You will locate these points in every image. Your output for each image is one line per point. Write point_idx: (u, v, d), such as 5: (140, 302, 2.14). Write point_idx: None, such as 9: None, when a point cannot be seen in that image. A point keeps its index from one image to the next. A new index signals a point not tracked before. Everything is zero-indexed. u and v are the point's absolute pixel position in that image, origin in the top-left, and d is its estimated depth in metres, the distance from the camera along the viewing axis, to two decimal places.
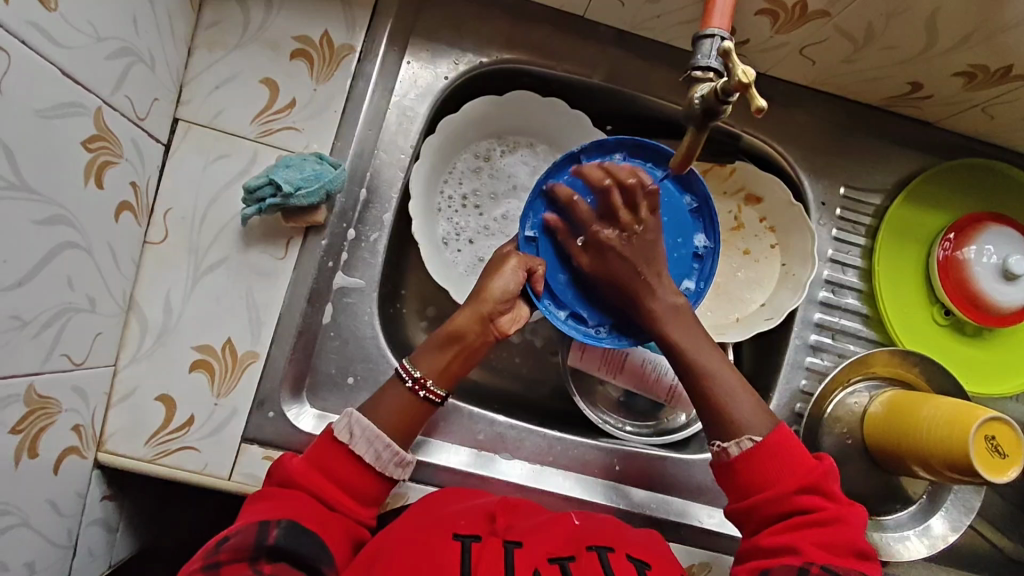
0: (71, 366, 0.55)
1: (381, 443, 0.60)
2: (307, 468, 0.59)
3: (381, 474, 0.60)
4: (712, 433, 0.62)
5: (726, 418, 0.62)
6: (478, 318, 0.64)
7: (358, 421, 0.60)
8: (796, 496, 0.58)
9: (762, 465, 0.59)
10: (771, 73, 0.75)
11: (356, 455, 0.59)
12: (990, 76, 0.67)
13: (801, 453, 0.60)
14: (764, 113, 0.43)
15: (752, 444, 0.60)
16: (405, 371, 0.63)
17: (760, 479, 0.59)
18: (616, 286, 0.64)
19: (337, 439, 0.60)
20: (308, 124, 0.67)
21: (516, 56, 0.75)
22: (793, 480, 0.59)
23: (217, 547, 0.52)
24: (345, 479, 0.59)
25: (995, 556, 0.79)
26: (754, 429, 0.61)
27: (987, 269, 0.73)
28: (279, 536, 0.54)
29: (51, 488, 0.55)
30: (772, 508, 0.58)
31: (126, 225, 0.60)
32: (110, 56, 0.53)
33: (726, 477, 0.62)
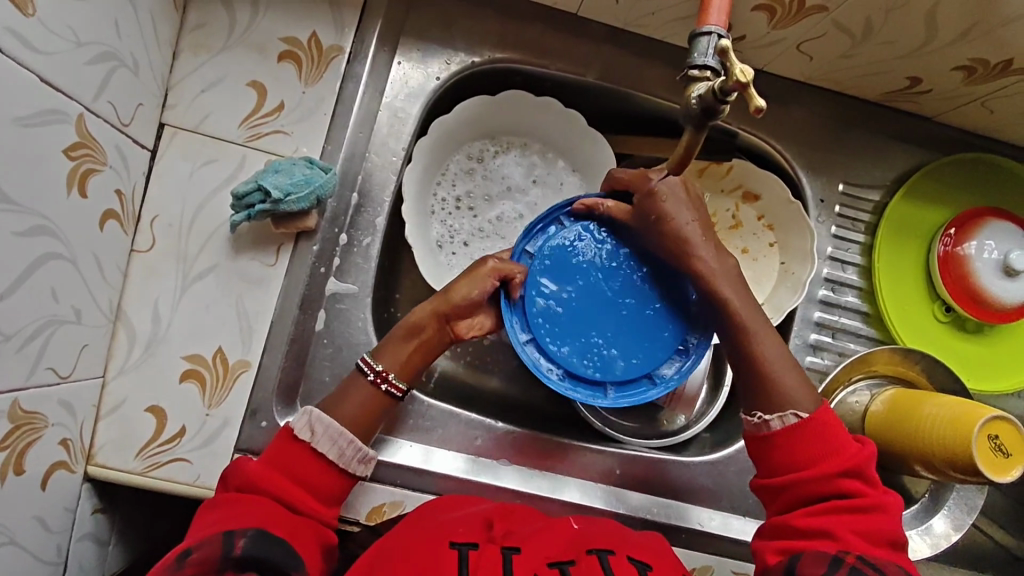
0: (57, 380, 0.54)
1: (344, 438, 0.58)
2: (266, 469, 0.56)
3: (344, 471, 0.58)
4: (755, 404, 0.60)
5: (776, 389, 0.59)
6: (433, 311, 0.63)
7: (319, 418, 0.58)
8: (838, 480, 0.55)
9: (805, 440, 0.57)
10: (768, 69, 0.74)
11: (318, 452, 0.57)
12: (990, 70, 0.66)
13: (845, 438, 0.57)
14: (763, 112, 0.42)
15: (797, 419, 0.57)
16: (366, 365, 0.62)
17: (800, 458, 0.57)
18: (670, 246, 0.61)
19: (297, 436, 0.57)
20: (297, 127, 0.66)
21: (509, 55, 0.73)
22: (838, 462, 0.56)
23: (182, 559, 0.47)
24: (309, 478, 0.57)
25: (998, 554, 0.79)
26: (799, 405, 0.58)
27: (988, 265, 0.72)
28: (246, 545, 0.49)
29: (39, 504, 0.53)
30: (808, 490, 0.56)
31: (111, 234, 0.58)
32: (91, 61, 0.52)
33: (761, 452, 0.59)
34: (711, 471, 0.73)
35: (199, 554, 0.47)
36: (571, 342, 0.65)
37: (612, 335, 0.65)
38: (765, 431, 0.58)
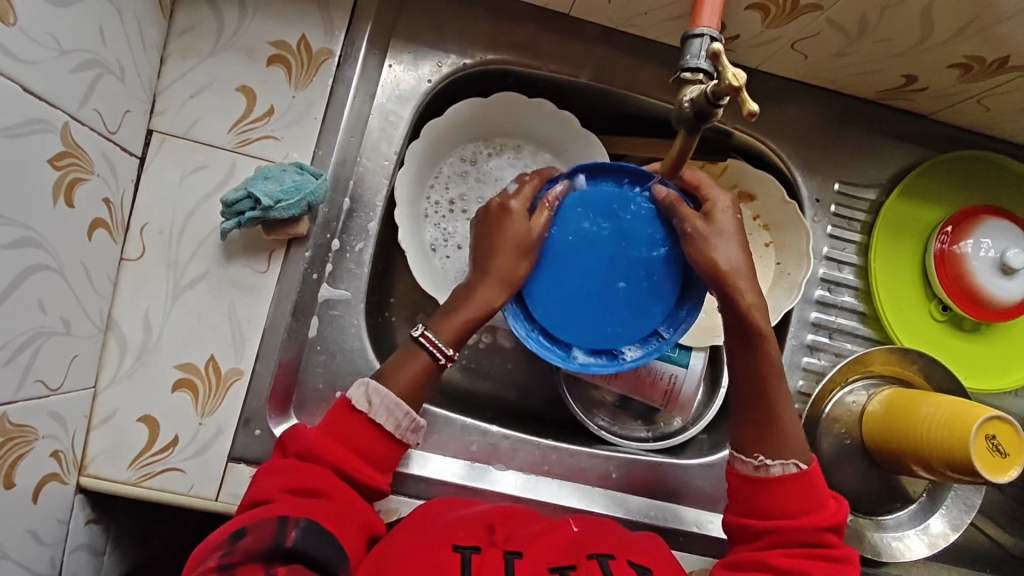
0: (47, 392, 0.53)
1: (400, 410, 0.58)
2: (326, 439, 0.57)
3: (398, 441, 0.59)
4: (756, 446, 0.59)
5: (781, 434, 0.59)
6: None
7: (376, 390, 0.58)
8: (824, 532, 0.57)
9: (796, 491, 0.57)
10: (762, 68, 0.73)
11: (374, 423, 0.58)
12: (986, 68, 0.65)
13: (826, 489, 0.59)
14: (756, 116, 0.41)
15: (798, 469, 0.58)
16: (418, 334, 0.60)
17: (789, 506, 0.57)
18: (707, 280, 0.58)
19: (355, 408, 0.58)
20: (287, 132, 0.65)
21: (501, 56, 0.73)
22: (826, 515, 0.57)
23: (235, 543, 0.49)
24: (365, 451, 0.57)
25: (996, 552, 0.79)
26: (799, 455, 0.58)
27: (985, 263, 0.72)
28: (297, 538, 0.50)
29: (31, 518, 0.53)
30: (796, 537, 0.56)
31: (100, 243, 0.58)
32: (75, 69, 0.51)
33: (746, 491, 0.59)
34: (709, 473, 0.73)
35: (249, 540, 0.49)
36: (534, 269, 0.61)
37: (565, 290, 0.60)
38: (763, 475, 0.58)
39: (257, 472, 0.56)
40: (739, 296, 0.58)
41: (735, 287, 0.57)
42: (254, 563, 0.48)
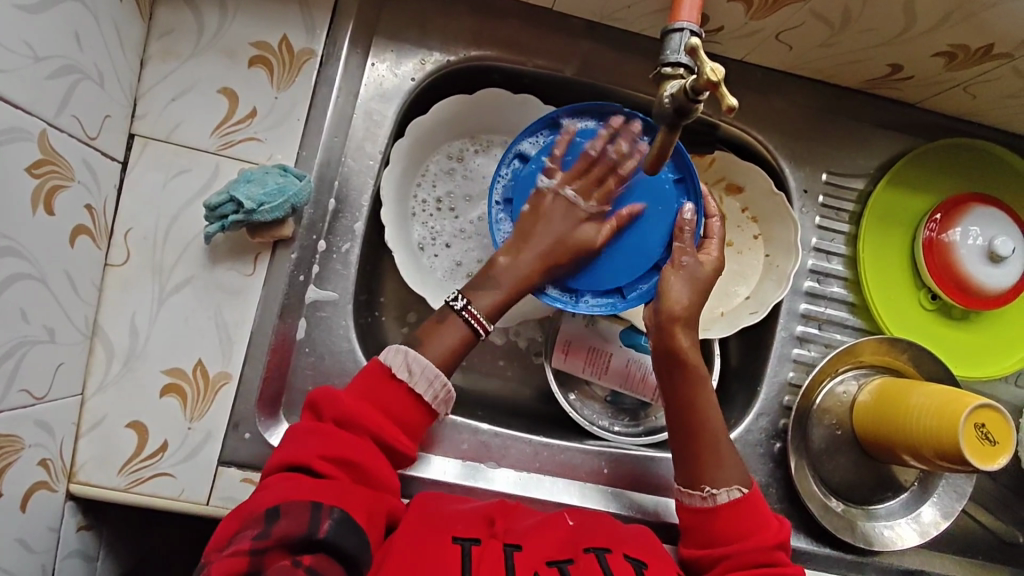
0: (32, 401, 0.53)
1: (440, 383, 0.59)
2: (367, 406, 0.57)
3: (428, 409, 0.59)
4: (699, 477, 0.61)
5: (714, 464, 0.61)
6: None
7: (417, 359, 0.58)
8: (773, 550, 0.58)
9: (743, 516, 0.59)
10: (747, 59, 0.73)
11: (414, 393, 0.58)
12: (971, 56, 0.65)
13: (769, 513, 0.61)
14: (735, 111, 0.42)
15: (741, 495, 0.60)
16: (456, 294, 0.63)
17: (734, 530, 0.59)
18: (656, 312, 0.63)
19: (396, 375, 0.58)
20: (270, 133, 0.65)
21: (484, 53, 0.72)
22: (769, 535, 0.58)
23: (266, 529, 0.48)
24: (404, 422, 0.58)
25: (988, 539, 0.79)
26: (738, 479, 0.61)
27: (973, 251, 0.72)
28: (330, 529, 0.49)
29: (21, 526, 0.53)
30: (748, 559, 0.57)
31: (83, 250, 0.58)
32: (52, 75, 0.51)
33: (699, 523, 0.60)
34: None
35: (284, 524, 0.48)
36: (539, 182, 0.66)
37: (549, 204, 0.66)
38: (710, 504, 0.60)
39: (294, 429, 0.56)
40: (676, 337, 0.63)
41: (673, 330, 0.62)
42: (284, 552, 0.47)
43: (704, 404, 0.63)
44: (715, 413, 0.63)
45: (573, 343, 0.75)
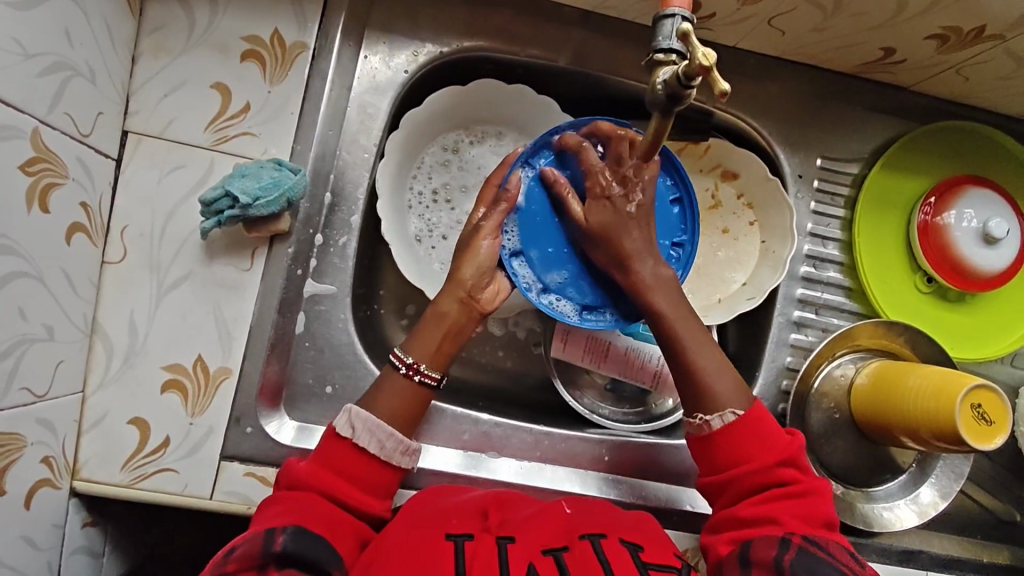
0: (33, 399, 0.53)
1: (383, 431, 0.58)
2: (314, 467, 0.57)
3: (388, 463, 0.59)
4: (693, 405, 0.61)
5: (707, 391, 0.60)
6: (460, 302, 0.64)
7: (358, 415, 0.59)
8: (776, 469, 0.58)
9: (742, 441, 0.59)
10: (740, 45, 0.73)
11: (361, 448, 0.58)
12: (963, 37, 0.65)
13: (775, 430, 0.60)
14: (728, 96, 0.41)
15: (736, 417, 0.59)
16: (397, 359, 0.62)
17: (737, 455, 0.59)
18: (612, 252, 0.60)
19: (340, 433, 0.58)
20: (264, 128, 0.65)
21: (477, 43, 0.72)
22: (771, 455, 0.59)
23: (226, 556, 0.49)
24: (358, 475, 0.58)
25: (986, 518, 0.80)
26: (735, 402, 0.60)
27: (968, 233, 0.72)
28: (286, 541, 0.50)
29: (26, 523, 0.53)
30: (754, 483, 0.58)
31: (79, 248, 0.57)
32: (42, 72, 0.51)
33: (704, 451, 0.61)
34: None
35: (242, 547, 0.50)
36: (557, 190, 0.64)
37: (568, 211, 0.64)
38: (707, 431, 0.60)
39: (258, 507, 0.57)
40: (637, 273, 0.60)
41: (632, 266, 0.60)
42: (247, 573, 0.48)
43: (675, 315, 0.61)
44: (690, 320, 0.62)
45: (572, 332, 0.74)
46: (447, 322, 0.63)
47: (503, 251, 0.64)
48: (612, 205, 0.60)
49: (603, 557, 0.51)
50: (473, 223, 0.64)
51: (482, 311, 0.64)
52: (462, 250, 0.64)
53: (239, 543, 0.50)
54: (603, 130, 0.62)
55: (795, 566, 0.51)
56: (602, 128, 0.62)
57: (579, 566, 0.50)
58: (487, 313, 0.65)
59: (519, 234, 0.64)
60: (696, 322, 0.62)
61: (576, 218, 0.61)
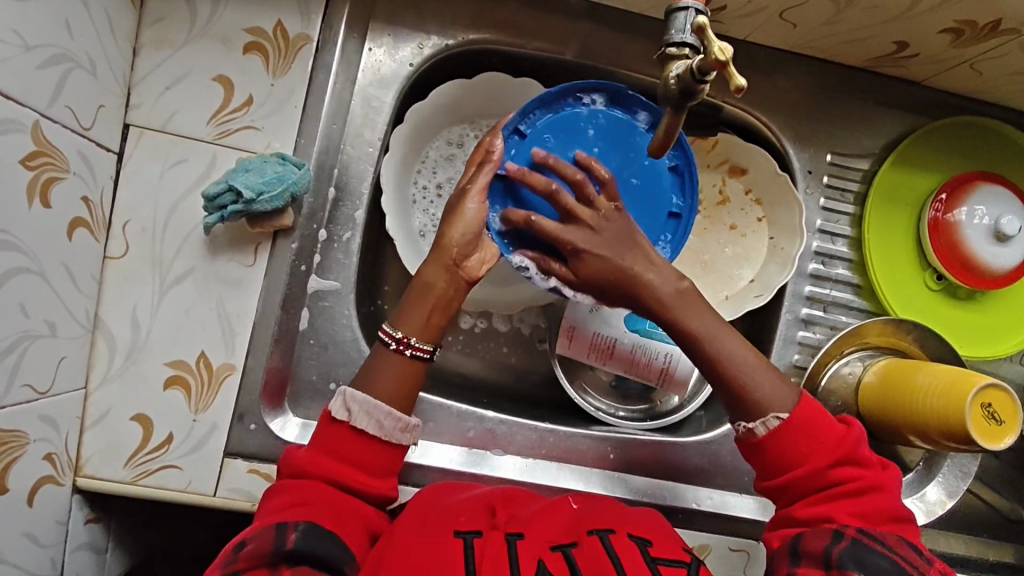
0: (35, 396, 0.52)
1: (381, 411, 0.57)
2: (313, 454, 0.56)
3: (387, 442, 0.57)
4: (735, 412, 0.59)
5: (747, 399, 0.58)
6: (445, 270, 0.60)
7: (354, 397, 0.57)
8: (830, 469, 0.57)
9: (792, 441, 0.57)
10: (751, 39, 0.72)
11: (357, 429, 0.57)
12: (978, 32, 0.64)
13: (830, 426, 0.58)
14: (744, 92, 0.42)
15: (779, 422, 0.57)
16: (387, 334, 0.59)
17: (790, 455, 0.57)
18: (609, 287, 0.58)
19: (336, 418, 0.57)
20: (267, 122, 0.64)
21: (482, 36, 0.71)
22: (825, 455, 0.57)
23: (236, 553, 0.49)
24: (355, 458, 0.56)
25: (993, 517, 0.80)
26: (778, 406, 0.58)
27: (978, 230, 0.72)
28: (297, 539, 0.50)
29: (29, 520, 0.52)
30: (806, 482, 0.57)
31: (81, 243, 0.57)
32: (42, 65, 0.50)
33: (754, 453, 0.59)
34: (706, 451, 0.73)
35: (252, 546, 0.49)
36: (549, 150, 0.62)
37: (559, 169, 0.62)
38: (754, 438, 0.58)
39: (260, 501, 0.56)
40: (648, 283, 0.58)
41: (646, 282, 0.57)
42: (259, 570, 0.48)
43: (702, 328, 0.58)
44: (722, 327, 0.59)
45: (577, 330, 0.74)
46: (435, 293, 0.60)
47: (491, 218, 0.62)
48: (591, 253, 0.57)
49: (613, 553, 0.50)
50: (461, 186, 0.61)
51: (467, 279, 0.61)
52: (447, 215, 0.60)
53: (249, 540, 0.50)
54: (539, 186, 0.58)
55: (844, 561, 0.51)
56: (535, 185, 0.58)
57: (588, 562, 0.49)
58: (474, 282, 0.62)
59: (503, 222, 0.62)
60: (730, 332, 0.60)
61: (567, 280, 0.59)
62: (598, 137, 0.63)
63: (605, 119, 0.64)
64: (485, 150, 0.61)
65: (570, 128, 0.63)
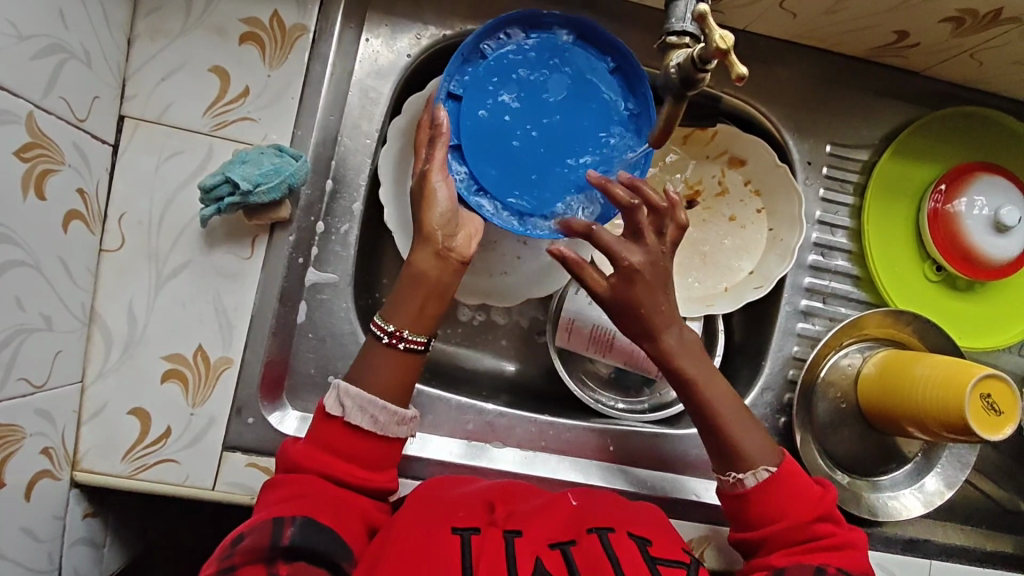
0: (31, 390, 0.52)
1: (375, 406, 0.56)
2: (309, 447, 0.56)
3: (384, 437, 0.57)
4: (725, 465, 0.60)
5: (735, 449, 0.59)
6: (436, 256, 0.58)
7: (347, 392, 0.56)
8: (811, 526, 0.57)
9: (775, 496, 0.58)
10: (751, 29, 0.71)
11: (351, 425, 0.56)
12: (979, 21, 0.64)
13: (809, 485, 0.59)
14: (745, 81, 0.42)
15: (769, 474, 0.59)
16: (379, 328, 0.58)
17: (772, 511, 0.58)
18: (636, 320, 0.57)
19: (330, 414, 0.56)
20: (264, 113, 0.63)
21: (480, 27, 0.71)
22: (805, 512, 0.58)
23: (234, 547, 0.49)
24: (352, 452, 0.56)
25: (991, 508, 0.80)
26: (767, 459, 0.59)
27: (979, 221, 0.72)
28: (294, 535, 0.50)
29: (26, 515, 0.52)
30: (786, 536, 0.57)
31: (77, 236, 0.56)
32: (36, 55, 0.49)
33: (737, 509, 0.60)
34: None
35: (251, 539, 0.49)
36: (488, 106, 0.61)
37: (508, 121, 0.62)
38: (741, 490, 0.59)
39: (259, 492, 0.55)
40: (662, 338, 0.58)
41: (661, 335, 0.58)
42: (255, 563, 0.48)
43: (700, 375, 0.59)
44: (716, 380, 0.60)
45: (577, 323, 0.74)
46: (426, 282, 0.58)
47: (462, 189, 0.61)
48: (646, 276, 0.55)
49: (611, 551, 0.50)
50: (420, 170, 0.59)
51: (460, 261, 0.59)
52: (418, 200, 0.58)
53: (248, 530, 0.50)
54: (618, 199, 0.53)
55: None
56: (616, 197, 0.53)
57: (586, 560, 0.50)
58: (467, 263, 0.60)
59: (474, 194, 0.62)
60: (722, 384, 0.61)
61: (597, 290, 0.56)
62: (526, 66, 0.62)
63: (523, 50, 0.62)
64: (430, 127, 0.59)
65: (496, 70, 0.61)
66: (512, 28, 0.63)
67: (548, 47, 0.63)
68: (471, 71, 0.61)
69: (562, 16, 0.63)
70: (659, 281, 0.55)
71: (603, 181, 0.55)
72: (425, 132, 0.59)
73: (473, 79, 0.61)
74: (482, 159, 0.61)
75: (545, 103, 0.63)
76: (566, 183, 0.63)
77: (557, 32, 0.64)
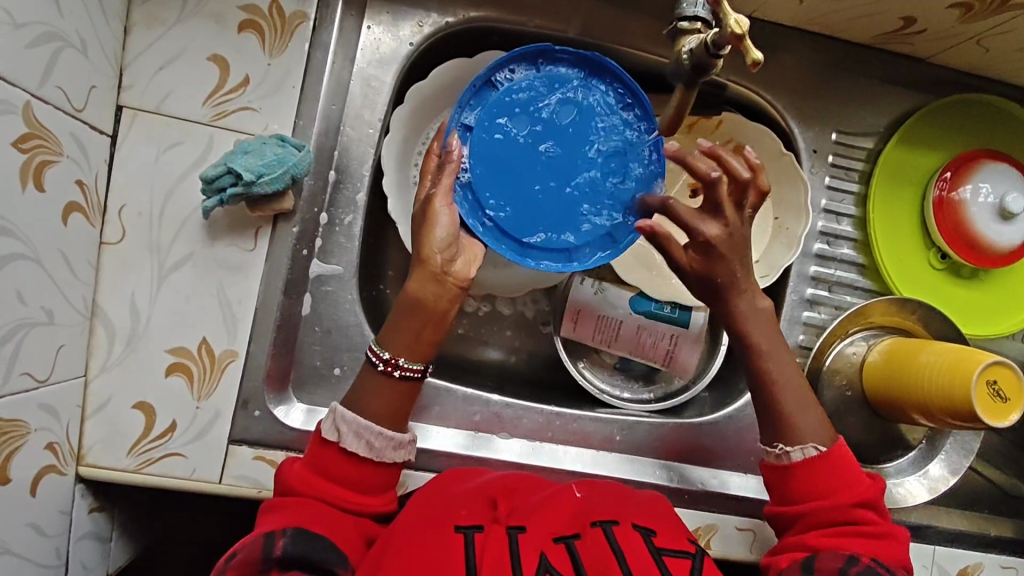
0: (34, 385, 0.51)
1: (371, 431, 0.55)
2: (305, 472, 0.55)
3: (381, 462, 0.56)
4: (773, 436, 0.61)
5: (789, 421, 0.60)
6: (434, 280, 0.57)
7: (343, 416, 0.55)
8: (852, 509, 0.57)
9: (817, 476, 0.59)
10: (757, 15, 0.71)
11: (347, 451, 0.55)
12: (987, 6, 0.63)
13: (856, 469, 0.59)
14: (760, 66, 0.41)
15: (818, 452, 0.59)
16: (374, 354, 0.57)
17: (812, 489, 0.59)
18: (710, 286, 0.59)
19: (326, 439, 0.56)
20: (264, 103, 0.62)
21: (483, 13, 0.70)
22: (851, 494, 0.58)
23: (227, 562, 0.49)
24: (347, 477, 0.55)
25: (993, 493, 0.81)
26: (817, 437, 0.59)
27: (984, 209, 0.72)
28: (286, 545, 0.50)
29: (31, 511, 0.52)
30: (826, 517, 0.57)
31: (77, 228, 0.55)
32: (32, 44, 0.48)
33: (779, 482, 0.60)
34: (710, 431, 0.74)
35: (243, 553, 0.49)
36: (497, 143, 0.60)
37: (514, 159, 0.60)
38: (786, 463, 0.60)
39: (259, 510, 0.55)
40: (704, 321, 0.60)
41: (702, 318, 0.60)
42: None
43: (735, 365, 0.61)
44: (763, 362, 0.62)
45: (582, 312, 0.74)
46: (426, 306, 0.57)
47: (470, 218, 0.60)
48: (726, 249, 0.58)
49: (616, 546, 0.50)
50: (425, 194, 0.58)
51: (459, 284, 0.58)
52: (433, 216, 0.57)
53: (239, 546, 0.50)
54: (698, 172, 0.56)
55: None
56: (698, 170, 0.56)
57: (591, 555, 0.49)
58: (467, 286, 0.59)
59: (482, 222, 0.60)
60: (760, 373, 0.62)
61: (678, 259, 0.59)
62: (540, 102, 0.60)
63: (534, 84, 0.60)
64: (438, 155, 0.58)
65: (508, 105, 0.60)
66: (523, 62, 0.61)
67: (561, 84, 0.61)
68: (481, 105, 0.60)
69: (576, 55, 0.61)
70: (734, 251, 0.58)
71: (682, 154, 0.57)
72: (433, 159, 0.59)
73: (482, 114, 0.60)
74: (489, 187, 0.60)
75: (557, 142, 0.61)
76: (576, 215, 0.61)
77: (569, 68, 0.62)
